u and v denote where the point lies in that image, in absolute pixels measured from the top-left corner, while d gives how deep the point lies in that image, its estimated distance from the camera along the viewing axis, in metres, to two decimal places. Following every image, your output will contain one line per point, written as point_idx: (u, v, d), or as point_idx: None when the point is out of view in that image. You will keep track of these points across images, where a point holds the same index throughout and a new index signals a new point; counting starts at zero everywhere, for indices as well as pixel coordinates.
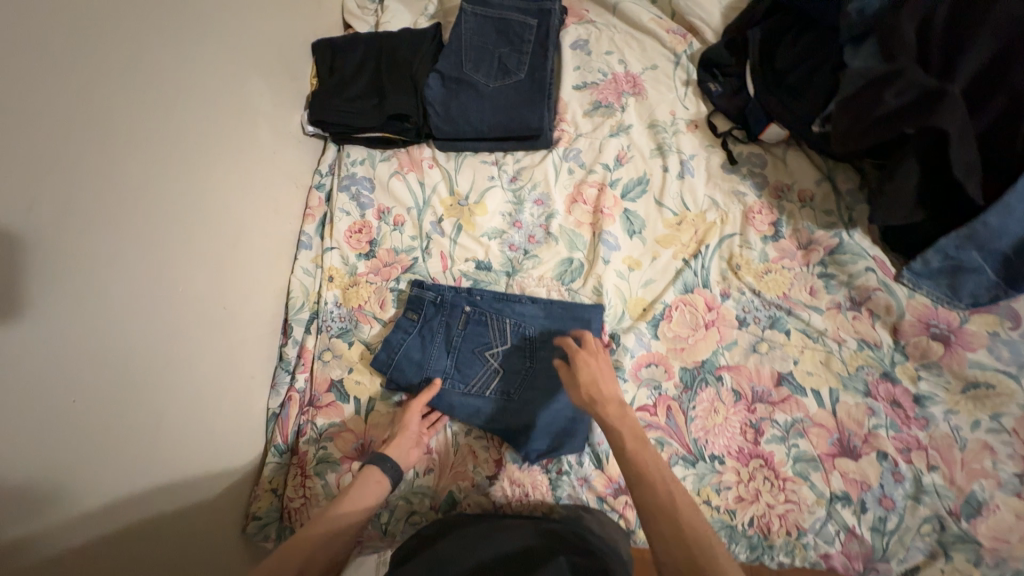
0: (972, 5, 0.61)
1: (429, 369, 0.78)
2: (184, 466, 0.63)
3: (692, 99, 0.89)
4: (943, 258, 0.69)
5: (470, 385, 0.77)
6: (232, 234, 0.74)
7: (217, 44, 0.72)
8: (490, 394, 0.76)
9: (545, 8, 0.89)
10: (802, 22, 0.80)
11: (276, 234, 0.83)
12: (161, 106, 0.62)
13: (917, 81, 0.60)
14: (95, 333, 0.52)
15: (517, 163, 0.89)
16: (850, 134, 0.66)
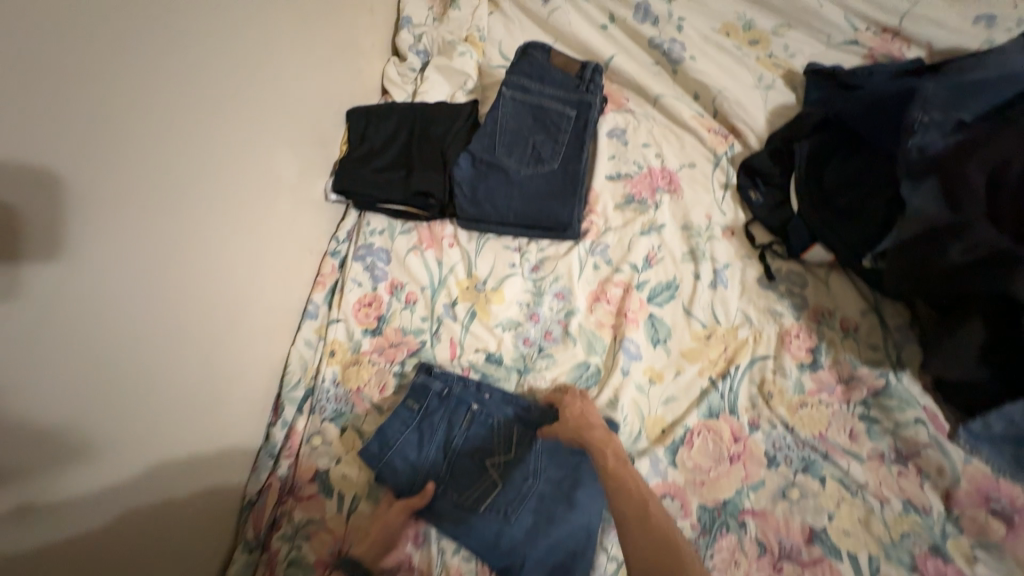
0: None
1: (423, 472, 0.72)
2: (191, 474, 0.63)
3: (730, 204, 0.86)
4: (1007, 424, 0.61)
5: (464, 497, 0.70)
6: (238, 306, 0.70)
7: (251, 118, 0.70)
8: (483, 510, 0.68)
9: (586, 100, 0.87)
10: (853, 143, 0.76)
11: (281, 303, 0.80)
12: (190, 183, 0.60)
13: (988, 240, 0.56)
14: (133, 337, 0.54)
15: (540, 252, 0.85)
16: (905, 279, 0.62)
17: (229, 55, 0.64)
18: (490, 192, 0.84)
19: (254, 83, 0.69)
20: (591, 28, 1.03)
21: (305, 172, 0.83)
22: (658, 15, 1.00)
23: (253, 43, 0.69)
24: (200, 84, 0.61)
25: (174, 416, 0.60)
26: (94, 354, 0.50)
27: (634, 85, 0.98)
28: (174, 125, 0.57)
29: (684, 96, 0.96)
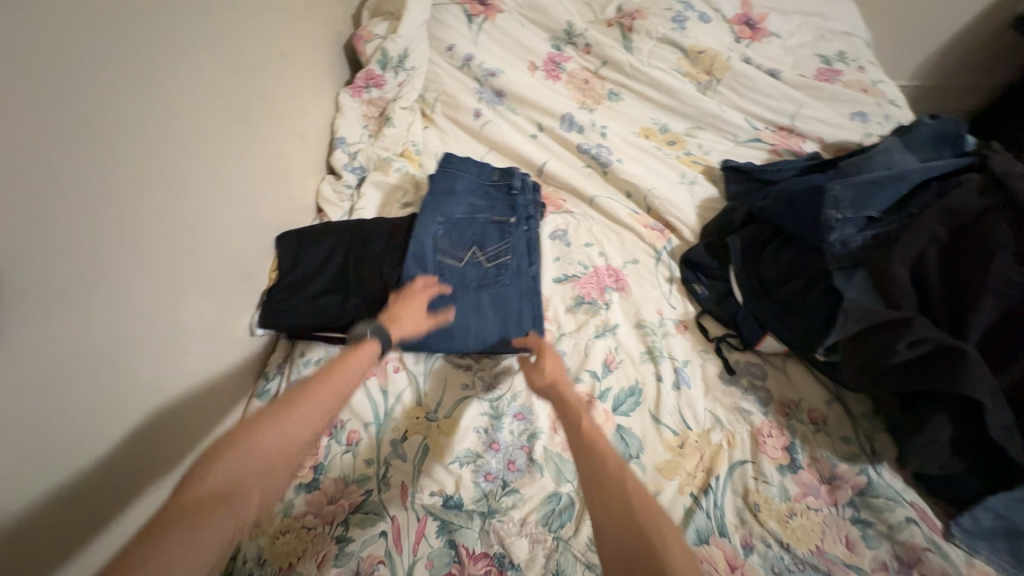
0: (960, 256, 0.62)
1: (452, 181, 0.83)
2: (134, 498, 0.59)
3: (678, 297, 0.86)
4: (994, 517, 0.60)
5: (440, 241, 0.79)
6: (113, 493, 0.56)
7: (155, 270, 0.61)
8: (436, 252, 0.79)
9: (529, 212, 0.83)
10: (778, 235, 0.80)
11: (185, 468, 0.67)
12: (80, 342, 0.51)
13: (931, 334, 0.57)
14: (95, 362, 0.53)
15: (494, 367, 0.79)
16: (862, 374, 0.62)
17: (137, 206, 0.58)
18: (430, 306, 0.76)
19: (170, 227, 0.63)
20: (522, 137, 1.08)
21: (228, 310, 0.74)
22: (583, 124, 1.07)
23: (167, 188, 0.63)
24: (89, 249, 0.52)
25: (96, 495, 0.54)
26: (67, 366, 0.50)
27: (570, 187, 1.01)
28: (60, 285, 0.49)
29: (618, 195, 1.00)
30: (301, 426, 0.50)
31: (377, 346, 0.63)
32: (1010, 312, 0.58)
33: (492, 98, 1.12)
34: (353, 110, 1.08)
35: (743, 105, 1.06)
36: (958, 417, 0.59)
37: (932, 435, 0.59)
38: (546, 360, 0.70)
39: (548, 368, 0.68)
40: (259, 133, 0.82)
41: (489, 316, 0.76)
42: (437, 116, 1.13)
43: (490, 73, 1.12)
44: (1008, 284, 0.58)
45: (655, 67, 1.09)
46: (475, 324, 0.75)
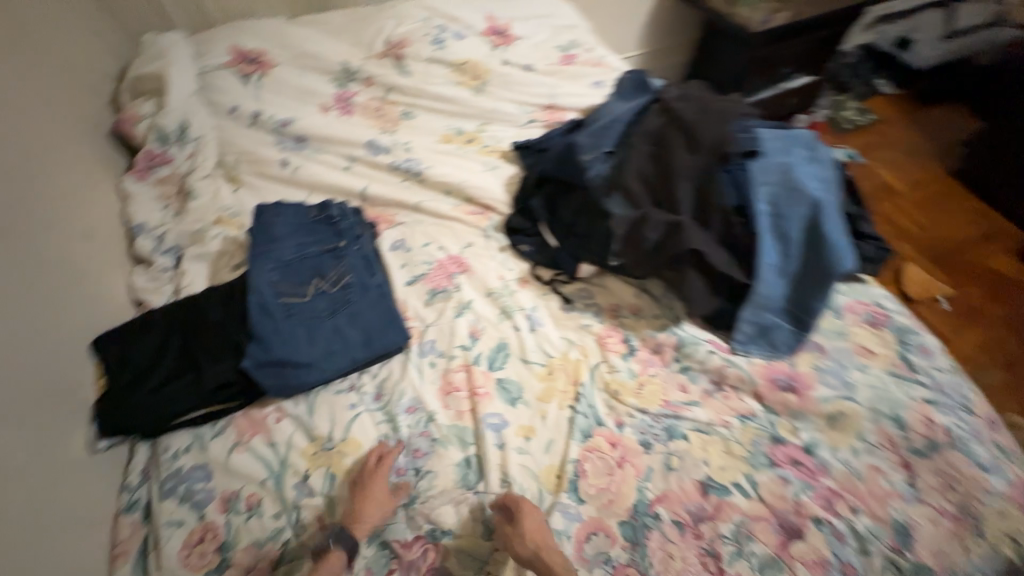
0: (662, 158, 0.81)
1: (272, 227, 0.85)
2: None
3: (513, 260, 1.00)
4: (750, 325, 0.82)
5: (281, 284, 0.82)
6: None
7: None
8: (280, 295, 0.81)
9: (357, 232, 0.90)
10: (561, 187, 0.98)
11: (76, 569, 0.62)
12: None
13: (660, 220, 0.78)
14: None
15: (375, 379, 0.83)
16: (637, 263, 0.81)
17: None
18: (284, 345, 0.77)
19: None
20: (336, 172, 1.14)
21: (52, 435, 0.66)
22: (387, 145, 1.17)
23: None
24: None
25: None
26: None
27: (395, 202, 1.10)
28: None
29: (439, 195, 1.12)
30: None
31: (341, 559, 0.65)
32: (703, 182, 0.78)
33: (294, 146, 1.16)
34: (145, 194, 1.02)
35: (513, 97, 1.28)
36: (704, 268, 0.81)
37: (692, 288, 0.80)
38: (526, 519, 0.67)
39: (531, 542, 0.65)
40: (30, 241, 0.75)
41: (349, 331, 0.80)
42: (245, 176, 1.13)
43: (284, 123, 1.17)
44: (692, 165, 0.78)
45: (433, 84, 1.25)
46: (339, 344, 0.79)
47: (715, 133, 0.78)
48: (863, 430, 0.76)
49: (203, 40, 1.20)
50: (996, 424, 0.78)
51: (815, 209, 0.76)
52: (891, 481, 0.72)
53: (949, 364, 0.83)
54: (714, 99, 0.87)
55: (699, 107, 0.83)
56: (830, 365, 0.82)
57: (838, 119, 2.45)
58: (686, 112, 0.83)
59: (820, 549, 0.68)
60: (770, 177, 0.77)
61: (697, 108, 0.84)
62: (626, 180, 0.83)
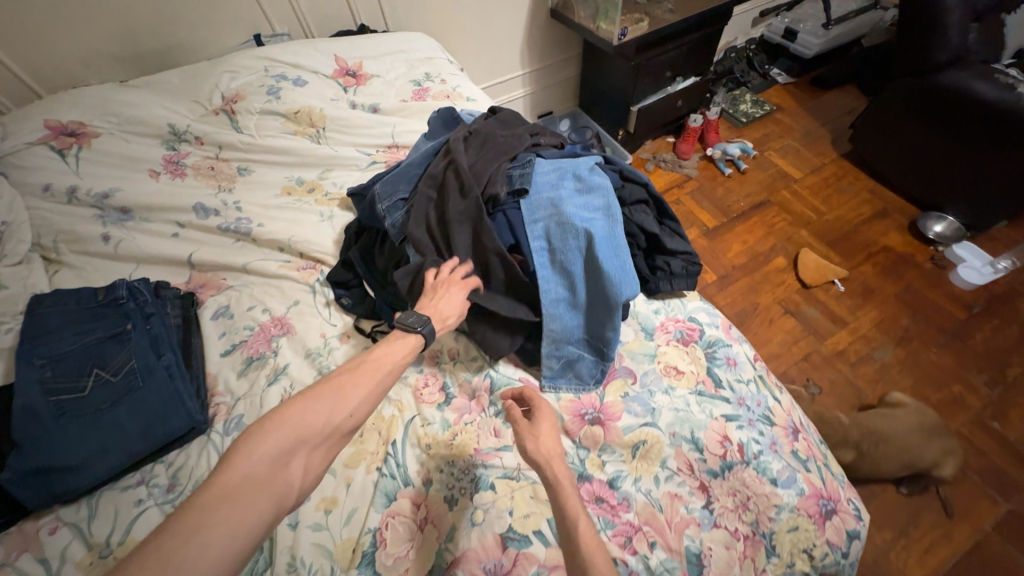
0: (440, 205, 0.84)
1: (49, 320, 0.82)
2: None
3: (337, 314, 0.97)
4: (556, 360, 0.81)
5: (53, 379, 0.77)
6: None
7: None
8: (50, 392, 0.76)
9: (148, 312, 0.87)
10: (376, 235, 0.97)
11: None
12: None
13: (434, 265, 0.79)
14: None
15: (170, 468, 0.79)
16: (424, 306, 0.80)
17: None
18: (49, 450, 0.72)
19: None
20: (164, 240, 1.10)
21: None
22: (216, 207, 1.14)
23: None
24: None
25: None
26: None
27: (222, 265, 1.06)
28: None
29: (272, 252, 1.09)
30: (319, 416, 0.57)
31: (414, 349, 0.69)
32: (476, 227, 0.79)
33: (119, 217, 1.12)
34: None
35: (355, 142, 1.27)
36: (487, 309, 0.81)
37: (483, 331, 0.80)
38: (539, 425, 0.72)
39: (544, 446, 0.69)
40: None
41: (125, 423, 0.76)
42: (65, 257, 1.08)
43: (104, 195, 1.11)
44: (462, 209, 0.79)
45: (268, 137, 1.23)
46: (115, 440, 0.74)
47: (482, 178, 0.81)
48: (665, 457, 0.75)
49: (13, 118, 1.14)
50: (796, 431, 0.78)
51: (589, 239, 0.76)
52: (690, 508, 0.71)
53: (754, 374, 0.83)
54: (503, 139, 0.89)
55: (479, 151, 0.86)
56: (638, 391, 0.81)
57: (735, 113, 2.51)
58: (467, 157, 0.86)
59: None
60: (541, 212, 0.78)
61: (478, 152, 0.87)
62: (413, 229, 0.84)
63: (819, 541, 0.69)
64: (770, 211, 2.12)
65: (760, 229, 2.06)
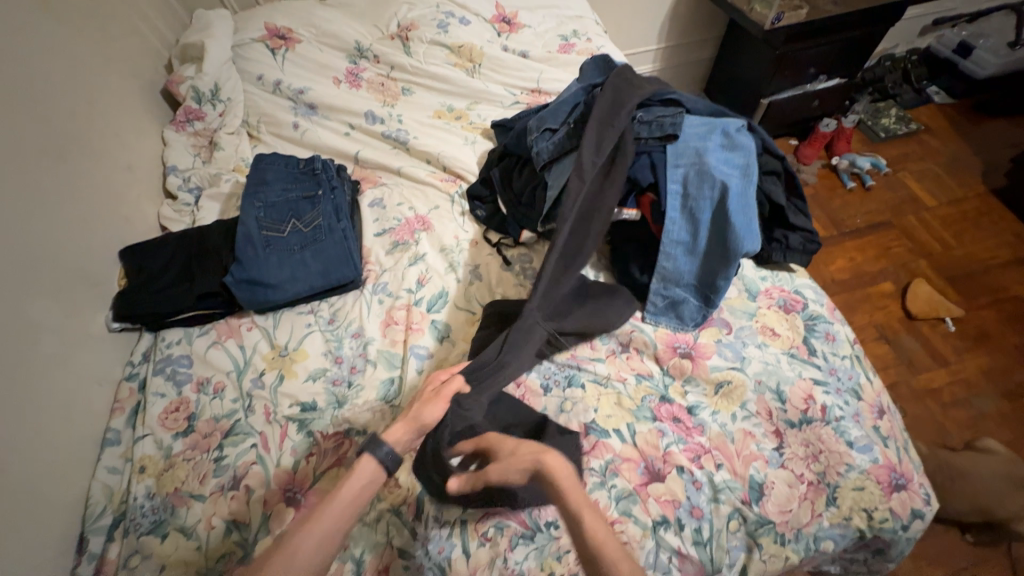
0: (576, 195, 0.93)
1: (266, 175, 1.04)
2: (41, 414, 0.75)
3: (470, 223, 1.12)
4: (661, 297, 0.90)
5: (265, 219, 0.99)
6: (38, 392, 0.76)
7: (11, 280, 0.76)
8: (262, 228, 0.98)
9: (333, 185, 1.07)
10: (519, 160, 1.09)
11: (85, 405, 0.83)
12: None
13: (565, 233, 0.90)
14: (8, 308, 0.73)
15: (331, 307, 0.99)
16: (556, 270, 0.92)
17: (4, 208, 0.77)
18: (259, 268, 0.94)
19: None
20: (338, 137, 1.31)
21: (77, 311, 0.87)
22: (382, 117, 1.32)
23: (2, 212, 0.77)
24: None
25: (25, 400, 0.73)
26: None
27: (381, 166, 1.25)
28: None
29: (420, 163, 1.26)
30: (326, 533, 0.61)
31: (376, 460, 0.68)
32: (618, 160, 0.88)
33: (306, 111, 1.34)
34: (180, 142, 1.23)
35: (502, 82, 1.40)
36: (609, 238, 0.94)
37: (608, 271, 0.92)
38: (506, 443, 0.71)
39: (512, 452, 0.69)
40: (79, 168, 0.95)
41: (308, 263, 0.96)
42: (263, 135, 1.32)
43: (299, 91, 1.34)
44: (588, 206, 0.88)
45: (431, 65, 1.39)
46: (301, 274, 0.95)
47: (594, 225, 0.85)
48: (746, 399, 0.82)
49: (243, 18, 1.40)
50: (882, 412, 0.81)
51: (723, 191, 0.81)
52: (761, 446, 0.78)
53: (851, 352, 0.86)
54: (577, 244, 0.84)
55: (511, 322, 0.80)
56: (731, 340, 0.88)
57: (875, 125, 2.31)
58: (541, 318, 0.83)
59: (675, 491, 0.76)
60: (684, 160, 0.84)
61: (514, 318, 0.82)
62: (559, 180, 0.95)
63: (882, 506, 0.73)
64: (889, 234, 1.99)
65: (873, 249, 1.95)
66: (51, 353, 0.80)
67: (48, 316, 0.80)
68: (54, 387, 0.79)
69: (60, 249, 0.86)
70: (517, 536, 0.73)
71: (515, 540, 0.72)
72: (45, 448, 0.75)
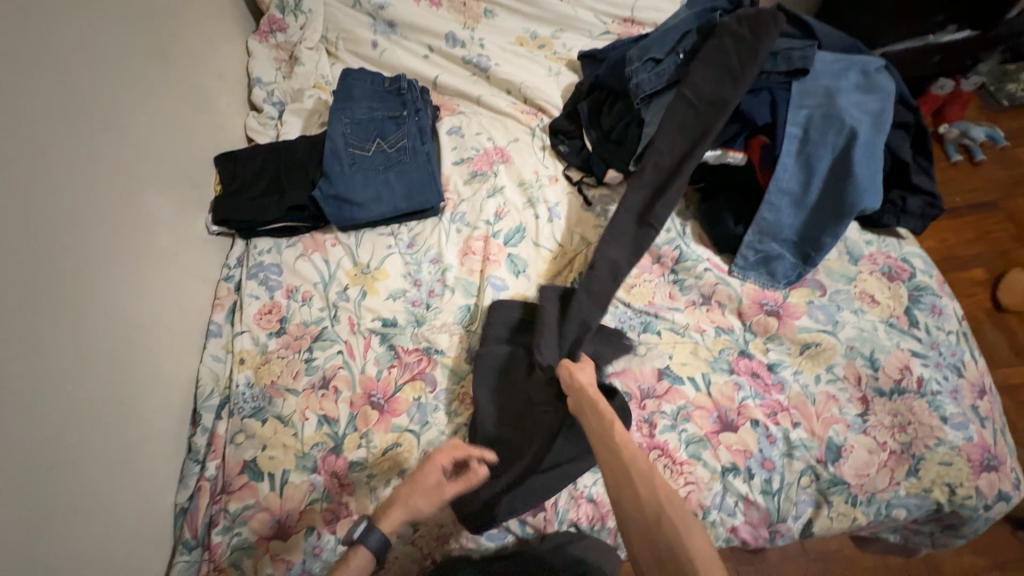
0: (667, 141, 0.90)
1: (353, 91, 1.02)
2: (157, 298, 0.82)
3: (550, 159, 1.08)
4: (754, 251, 0.85)
5: (350, 136, 0.99)
6: (153, 280, 0.82)
7: (125, 173, 0.80)
8: (348, 146, 0.98)
9: (417, 107, 1.04)
10: (613, 93, 1.02)
11: (190, 298, 0.89)
12: (110, 185, 0.77)
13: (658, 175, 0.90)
14: (121, 198, 0.79)
15: (411, 231, 1.00)
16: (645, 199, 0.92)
17: (113, 102, 0.80)
18: (346, 186, 0.95)
19: (106, 139, 0.78)
20: (417, 59, 1.26)
21: (182, 210, 0.92)
22: (464, 39, 1.26)
23: (111, 106, 0.80)
24: (72, 147, 0.72)
25: (143, 285, 0.80)
26: (112, 197, 0.77)
27: (460, 93, 1.21)
28: (95, 141, 0.76)
29: (500, 92, 1.21)
30: None
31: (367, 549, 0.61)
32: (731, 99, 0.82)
33: (385, 29, 1.29)
34: (264, 53, 1.22)
35: (593, 7, 1.28)
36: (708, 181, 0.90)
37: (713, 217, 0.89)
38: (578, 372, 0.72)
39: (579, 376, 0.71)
40: (176, 70, 0.97)
41: (393, 185, 0.97)
42: (341, 53, 1.28)
43: (379, 6, 1.27)
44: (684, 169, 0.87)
45: None
46: (387, 196, 0.96)
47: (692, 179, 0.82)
48: (833, 363, 0.79)
49: None
50: (983, 392, 0.77)
51: (850, 138, 0.74)
52: (843, 410, 0.76)
53: (958, 328, 0.81)
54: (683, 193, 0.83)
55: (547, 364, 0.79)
56: (824, 302, 0.83)
57: (997, 91, 2.00)
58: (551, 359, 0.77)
59: (747, 442, 0.76)
60: (810, 101, 0.77)
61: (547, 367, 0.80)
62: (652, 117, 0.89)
63: (967, 483, 0.71)
64: (993, 216, 1.79)
65: (970, 232, 1.77)
66: (160, 246, 0.85)
67: (156, 210, 0.86)
68: (167, 277, 0.85)
69: (163, 149, 0.90)
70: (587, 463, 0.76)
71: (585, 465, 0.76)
72: (160, 330, 0.82)
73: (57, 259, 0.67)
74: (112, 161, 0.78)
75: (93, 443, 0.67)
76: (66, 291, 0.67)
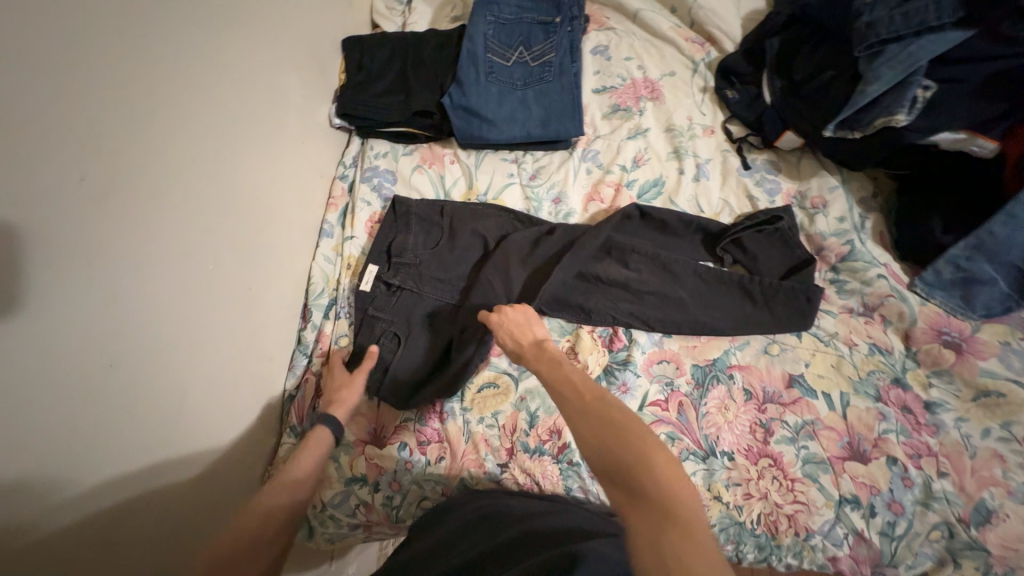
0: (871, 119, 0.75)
1: None
2: (283, 185, 0.80)
3: (710, 106, 0.92)
4: (955, 268, 0.72)
5: (494, 39, 0.89)
6: (281, 166, 0.80)
7: (264, 41, 0.75)
8: (490, 51, 0.88)
9: (572, 15, 0.91)
10: (821, 33, 0.82)
11: (308, 191, 0.87)
12: (251, 54, 0.72)
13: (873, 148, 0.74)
14: (259, 71, 0.74)
15: (536, 162, 0.90)
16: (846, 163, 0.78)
17: None
18: (481, 98, 0.86)
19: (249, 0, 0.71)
20: None
21: (308, 96, 0.86)
22: None
23: None
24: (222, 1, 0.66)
25: (272, 169, 0.78)
26: (251, 69, 0.73)
27: (614, 4, 1.01)
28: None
29: (662, 10, 1.01)
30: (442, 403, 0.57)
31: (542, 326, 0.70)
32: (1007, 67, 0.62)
33: None
34: None
35: None
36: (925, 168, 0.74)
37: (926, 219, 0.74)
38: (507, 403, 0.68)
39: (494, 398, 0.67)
40: None
41: (532, 105, 0.87)
42: None
43: None
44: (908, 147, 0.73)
45: None
46: (524, 117, 0.86)
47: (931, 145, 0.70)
48: (1014, 420, 0.66)
49: None
50: None
51: None
52: (1009, 474, 0.64)
53: None
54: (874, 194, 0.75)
55: (698, 294, 0.79)
56: None
57: None
58: (666, 317, 0.78)
59: (877, 478, 0.67)
60: None
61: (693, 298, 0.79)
62: (878, 71, 0.69)
63: None
64: None
65: None
66: (289, 133, 0.82)
67: (286, 90, 0.81)
68: (290, 166, 0.82)
69: (297, 22, 0.83)
70: (688, 452, 0.71)
71: (686, 454, 0.71)
72: (283, 218, 0.80)
73: (206, 126, 0.64)
74: (254, 27, 0.73)
75: (228, 321, 0.68)
76: (214, 167, 0.66)
